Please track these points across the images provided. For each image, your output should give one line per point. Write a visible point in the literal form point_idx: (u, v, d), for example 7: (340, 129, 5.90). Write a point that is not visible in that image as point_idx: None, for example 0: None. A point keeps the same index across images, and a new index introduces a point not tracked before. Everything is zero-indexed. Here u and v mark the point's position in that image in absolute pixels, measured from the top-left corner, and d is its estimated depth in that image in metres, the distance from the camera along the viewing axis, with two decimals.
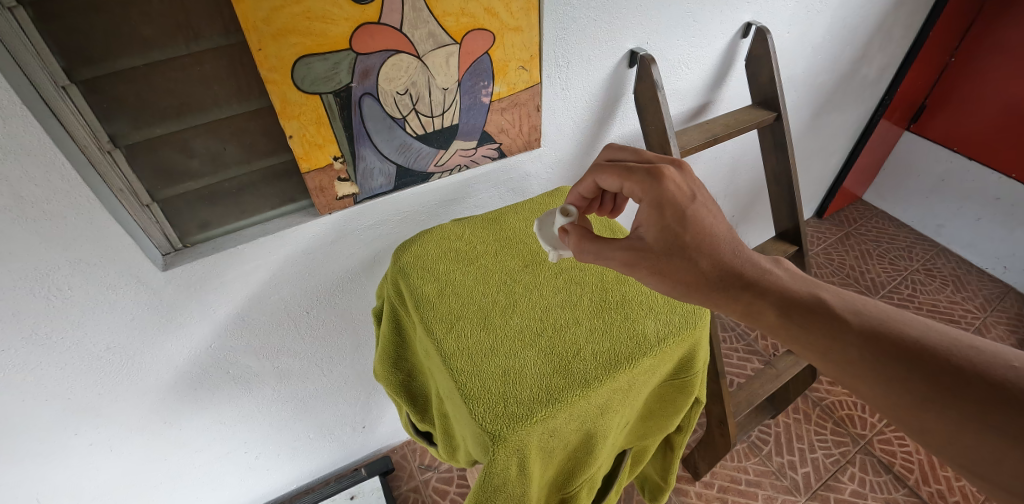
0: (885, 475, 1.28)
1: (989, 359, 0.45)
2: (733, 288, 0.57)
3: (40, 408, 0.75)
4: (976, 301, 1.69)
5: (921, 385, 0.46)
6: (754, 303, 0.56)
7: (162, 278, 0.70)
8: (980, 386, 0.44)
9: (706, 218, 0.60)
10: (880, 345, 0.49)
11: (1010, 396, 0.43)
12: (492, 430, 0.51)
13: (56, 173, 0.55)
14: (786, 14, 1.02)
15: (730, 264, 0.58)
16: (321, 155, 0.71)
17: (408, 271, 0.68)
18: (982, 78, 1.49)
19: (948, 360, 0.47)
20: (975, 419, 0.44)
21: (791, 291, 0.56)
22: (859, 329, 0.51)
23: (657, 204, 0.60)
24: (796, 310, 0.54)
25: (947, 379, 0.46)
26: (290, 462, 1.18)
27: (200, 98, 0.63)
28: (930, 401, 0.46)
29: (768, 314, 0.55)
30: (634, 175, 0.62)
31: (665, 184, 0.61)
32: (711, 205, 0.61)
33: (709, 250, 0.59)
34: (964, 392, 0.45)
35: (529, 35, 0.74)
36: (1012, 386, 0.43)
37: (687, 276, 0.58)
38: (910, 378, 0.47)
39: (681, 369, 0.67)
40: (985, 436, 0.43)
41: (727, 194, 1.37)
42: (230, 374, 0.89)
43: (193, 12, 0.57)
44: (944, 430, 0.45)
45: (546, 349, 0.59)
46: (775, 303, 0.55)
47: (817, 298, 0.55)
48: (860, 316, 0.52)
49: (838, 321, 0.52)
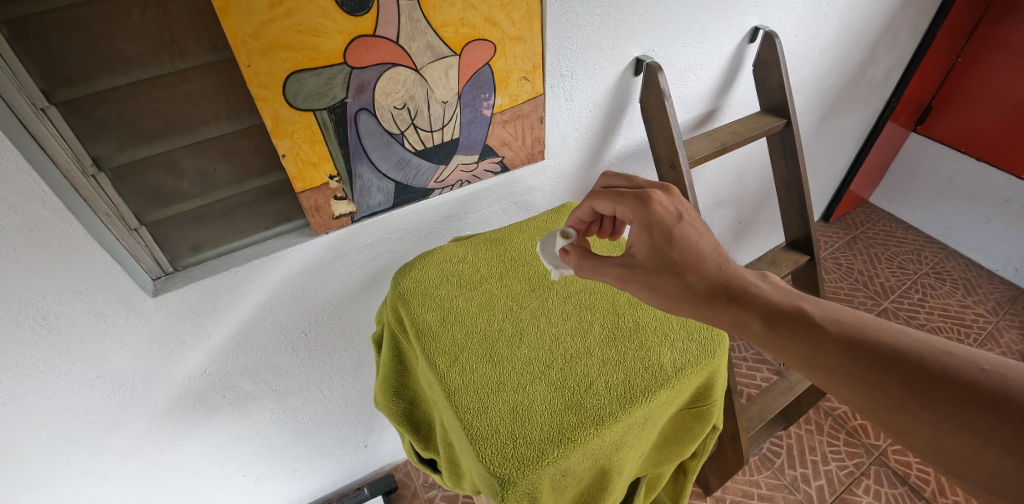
0: (901, 487, 1.25)
1: (960, 362, 0.43)
2: (720, 300, 0.53)
3: (27, 438, 0.71)
4: (987, 304, 1.66)
5: (897, 390, 0.43)
6: (740, 315, 0.52)
7: (152, 303, 0.67)
8: (952, 389, 0.42)
9: (694, 237, 0.58)
10: (858, 353, 0.46)
11: (982, 398, 0.40)
12: (502, 475, 0.48)
13: (37, 200, 0.52)
14: (794, 18, 0.99)
15: (718, 280, 0.55)
16: (316, 174, 0.68)
17: (407, 297, 0.64)
18: (989, 77, 1.45)
19: (921, 363, 0.44)
20: (948, 419, 0.41)
21: (775, 303, 0.52)
22: (838, 337, 0.47)
23: (646, 225, 0.58)
24: (781, 321, 0.50)
25: (922, 382, 0.43)
26: (291, 483, 1.15)
27: (188, 117, 0.60)
28: (906, 404, 0.43)
29: (753, 326, 0.51)
30: (625, 200, 0.61)
31: (652, 207, 0.59)
32: (701, 226, 0.59)
33: (695, 266, 0.56)
34: (938, 394, 0.42)
35: (531, 44, 0.71)
36: (983, 389, 0.41)
37: (675, 291, 0.55)
38: (888, 382, 0.44)
39: (698, 398, 0.64)
40: (960, 435, 0.40)
41: (734, 200, 1.34)
42: (227, 398, 0.86)
43: (177, 27, 0.54)
44: (921, 431, 0.42)
45: (556, 383, 0.55)
46: (760, 315, 0.51)
47: (799, 309, 0.51)
48: (840, 325, 0.48)
49: (817, 330, 0.49)
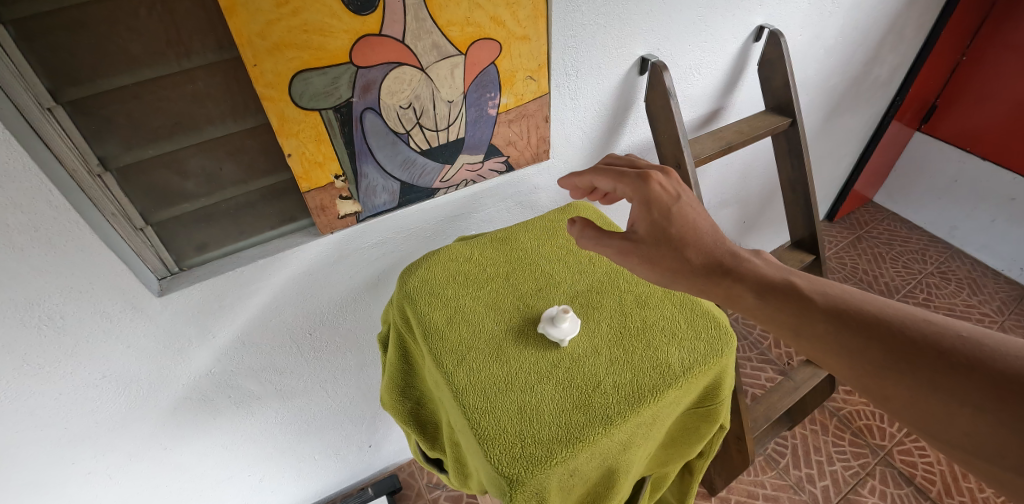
0: (906, 488, 1.24)
1: (940, 329, 0.44)
2: (715, 274, 0.55)
3: (35, 438, 0.72)
4: (993, 304, 1.65)
5: (878, 356, 0.44)
6: (732, 289, 0.54)
7: (157, 304, 0.67)
8: (931, 354, 0.43)
9: (691, 216, 0.59)
10: (842, 320, 0.47)
11: (958, 361, 0.41)
12: (511, 475, 0.48)
13: (43, 200, 0.52)
14: (799, 17, 0.99)
15: (715, 254, 0.57)
16: (322, 174, 0.68)
17: (414, 296, 0.64)
18: (994, 77, 1.44)
19: (902, 330, 0.45)
20: (928, 383, 0.42)
21: (767, 277, 0.54)
22: (825, 308, 0.49)
23: (646, 202, 0.60)
24: (772, 293, 0.52)
25: (902, 348, 0.44)
26: (295, 484, 1.15)
27: (194, 116, 0.60)
28: (886, 369, 0.44)
29: (745, 298, 0.53)
30: (626, 178, 0.62)
31: (651, 185, 0.60)
32: (697, 205, 0.60)
33: (693, 242, 0.58)
34: (917, 359, 0.43)
35: (537, 43, 0.71)
36: (961, 353, 0.42)
37: (673, 265, 0.57)
38: (869, 348, 0.45)
39: (704, 398, 0.63)
40: (937, 398, 0.41)
41: (738, 199, 1.34)
42: (232, 398, 0.86)
43: (183, 27, 0.54)
44: (902, 395, 0.43)
45: (563, 383, 0.55)
46: (752, 287, 0.53)
47: (790, 283, 0.52)
48: (827, 297, 0.50)
49: (806, 302, 0.50)
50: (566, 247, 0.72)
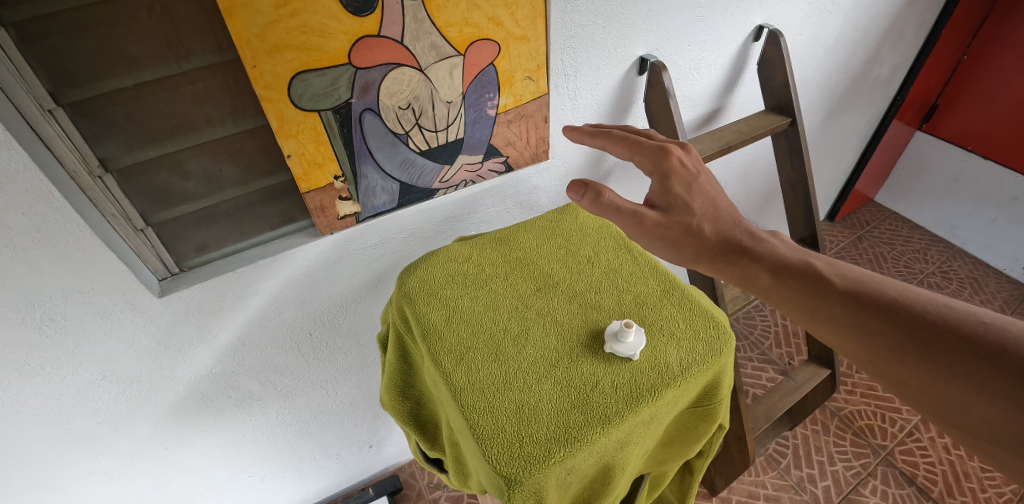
0: (908, 488, 1.24)
1: (962, 315, 0.47)
2: (733, 253, 0.58)
3: (36, 438, 0.72)
4: (995, 303, 1.64)
5: (898, 340, 0.48)
6: (750, 268, 0.57)
7: (158, 303, 0.67)
8: (952, 339, 0.46)
9: (710, 192, 0.60)
10: (861, 304, 0.51)
11: (977, 348, 0.45)
12: (509, 475, 0.48)
13: (44, 201, 0.52)
14: (798, 17, 0.99)
15: (730, 233, 0.59)
16: (321, 175, 0.68)
17: (413, 296, 0.64)
18: (995, 75, 1.44)
19: (923, 316, 0.48)
20: (945, 369, 0.46)
21: (786, 258, 0.57)
22: (845, 291, 0.52)
23: (663, 175, 0.59)
24: (789, 274, 0.55)
25: (923, 333, 0.47)
26: (295, 484, 1.15)
27: (194, 118, 0.60)
28: (905, 354, 0.48)
29: (762, 278, 0.56)
30: (644, 150, 0.61)
31: (670, 159, 0.60)
32: (716, 184, 0.61)
33: (712, 218, 0.59)
34: (939, 344, 0.47)
35: (535, 44, 0.71)
36: (981, 339, 0.45)
37: (692, 243, 0.58)
38: (888, 331, 0.49)
39: (703, 398, 0.63)
40: (956, 383, 0.45)
41: (739, 199, 1.33)
42: (233, 398, 0.86)
43: (183, 29, 0.54)
44: (919, 380, 0.47)
45: (562, 382, 0.55)
46: (768, 267, 0.56)
47: (808, 264, 0.56)
48: (846, 279, 0.53)
49: (824, 284, 0.53)
50: (565, 247, 0.72)
